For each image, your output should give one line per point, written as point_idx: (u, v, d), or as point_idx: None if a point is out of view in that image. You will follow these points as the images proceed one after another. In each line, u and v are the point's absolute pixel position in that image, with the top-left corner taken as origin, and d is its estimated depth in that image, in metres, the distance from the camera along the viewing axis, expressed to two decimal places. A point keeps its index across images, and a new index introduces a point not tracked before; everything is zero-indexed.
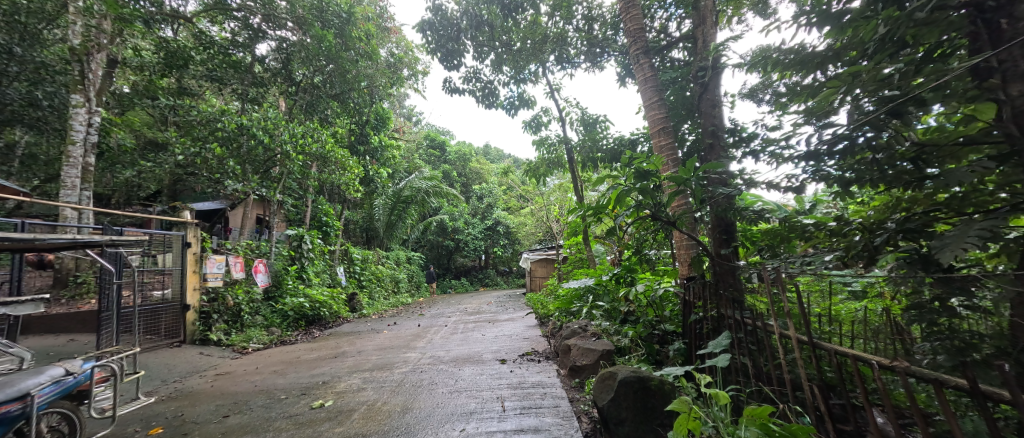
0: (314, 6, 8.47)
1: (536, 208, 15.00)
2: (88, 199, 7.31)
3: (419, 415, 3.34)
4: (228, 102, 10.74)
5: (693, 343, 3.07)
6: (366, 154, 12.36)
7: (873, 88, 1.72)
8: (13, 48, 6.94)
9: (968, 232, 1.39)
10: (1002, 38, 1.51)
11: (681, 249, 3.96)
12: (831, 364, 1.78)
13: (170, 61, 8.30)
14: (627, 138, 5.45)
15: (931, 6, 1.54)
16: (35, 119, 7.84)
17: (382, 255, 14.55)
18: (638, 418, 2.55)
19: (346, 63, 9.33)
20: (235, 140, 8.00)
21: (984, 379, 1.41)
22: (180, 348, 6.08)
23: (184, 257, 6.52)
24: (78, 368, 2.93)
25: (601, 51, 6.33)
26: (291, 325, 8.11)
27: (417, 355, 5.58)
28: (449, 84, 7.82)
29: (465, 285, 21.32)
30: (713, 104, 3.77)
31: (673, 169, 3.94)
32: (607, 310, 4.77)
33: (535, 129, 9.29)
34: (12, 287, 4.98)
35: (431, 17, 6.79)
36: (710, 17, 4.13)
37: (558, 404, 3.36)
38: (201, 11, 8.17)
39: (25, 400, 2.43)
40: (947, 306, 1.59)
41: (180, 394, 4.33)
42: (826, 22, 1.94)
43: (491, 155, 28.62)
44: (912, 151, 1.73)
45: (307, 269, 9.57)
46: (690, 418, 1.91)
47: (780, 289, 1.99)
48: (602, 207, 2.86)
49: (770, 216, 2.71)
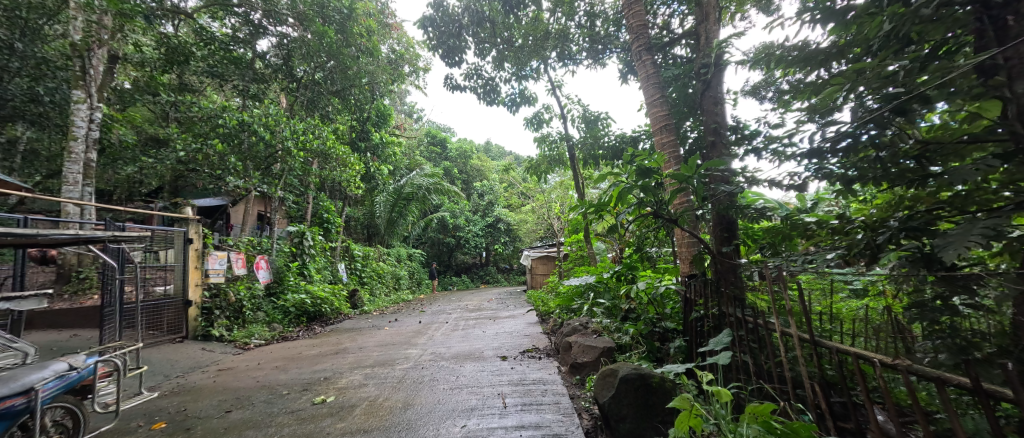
0: (315, 2, 8.44)
1: (536, 205, 15.00)
2: (89, 195, 7.35)
3: (420, 411, 3.35)
4: (229, 99, 10.72)
5: (693, 341, 3.08)
6: (367, 151, 12.38)
7: (876, 85, 1.70)
8: (14, 43, 7.01)
9: (973, 231, 1.38)
10: (1009, 34, 1.49)
11: (682, 247, 3.96)
12: (833, 362, 1.77)
13: (171, 57, 8.44)
14: (628, 135, 5.47)
15: (937, 4, 1.54)
16: (37, 115, 7.76)
17: (382, 252, 14.57)
18: (639, 415, 2.56)
19: (347, 59, 9.28)
20: (235, 137, 8.01)
21: (987, 378, 1.40)
22: (181, 344, 6.10)
23: (185, 253, 6.48)
24: (81, 363, 2.94)
25: (603, 48, 6.34)
26: (292, 321, 8.14)
27: (418, 351, 5.60)
28: (449, 81, 7.79)
29: (465, 283, 21.36)
30: (715, 101, 3.76)
31: (674, 167, 3.94)
32: (607, 307, 4.80)
33: (536, 126, 9.27)
34: (14, 283, 4.99)
35: (432, 14, 6.72)
36: (712, 14, 4.10)
37: (559, 400, 3.37)
38: (201, 7, 8.20)
39: (30, 395, 2.45)
40: (949, 305, 1.59)
41: (183, 389, 4.36)
42: (830, 18, 1.91)
43: (493, 152, 28.67)
44: (915, 149, 1.72)
45: (307, 266, 9.60)
46: (691, 415, 1.91)
47: (782, 286, 1.97)
48: (604, 205, 2.85)
49: (771, 214, 2.70)
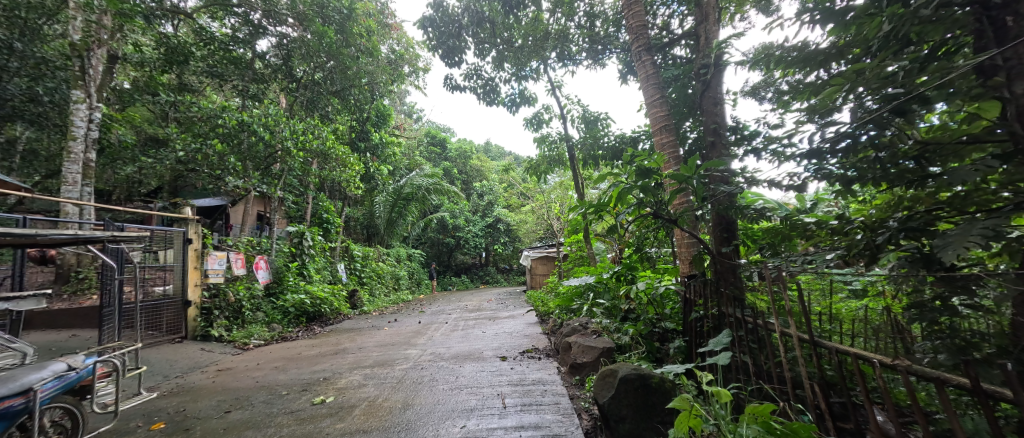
0: (315, 2, 8.43)
1: (536, 206, 15.02)
2: (89, 195, 7.36)
3: (419, 411, 3.35)
4: (229, 99, 10.71)
5: (693, 341, 3.08)
6: (366, 151, 12.40)
7: (876, 85, 1.71)
8: (12, 43, 6.97)
9: (972, 231, 1.38)
10: (1008, 35, 1.49)
11: (682, 247, 3.95)
12: (832, 362, 1.76)
13: (170, 57, 8.38)
14: (628, 135, 5.47)
15: (936, 4, 1.54)
16: (36, 115, 7.75)
17: (382, 252, 14.57)
18: (638, 415, 2.56)
19: (347, 59, 9.29)
20: (235, 137, 8.00)
21: (986, 378, 1.40)
22: (181, 344, 6.09)
23: (185, 253, 6.48)
24: (80, 363, 2.93)
25: (602, 48, 6.35)
26: (292, 321, 8.14)
27: (417, 352, 5.60)
28: (449, 82, 7.79)
29: (465, 283, 21.36)
30: (714, 102, 3.76)
31: (674, 167, 3.95)
32: (607, 308, 4.79)
33: (536, 126, 9.27)
34: (13, 283, 4.98)
35: (432, 14, 6.72)
36: (711, 14, 4.11)
37: (558, 401, 3.38)
38: (201, 7, 8.20)
39: (29, 395, 2.44)
40: (948, 305, 1.59)
41: (183, 389, 4.35)
42: (830, 19, 1.91)
43: (493, 152, 28.68)
44: (914, 149, 1.72)
45: (307, 266, 9.60)
46: (691, 415, 1.91)
47: (781, 286, 1.97)
48: (604, 205, 2.86)
49: (770, 214, 2.70)
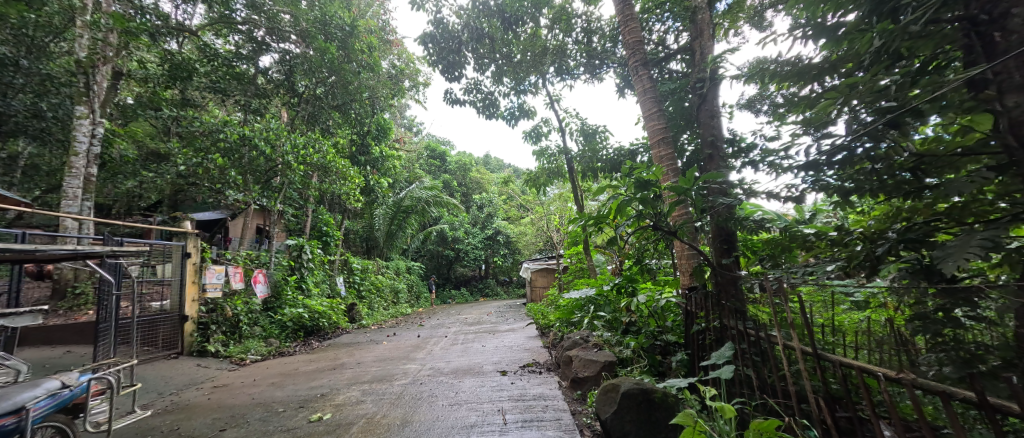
0: (318, 19, 8.56)
1: (536, 217, 15.07)
2: (89, 209, 7.39)
3: (419, 428, 3.30)
4: (230, 113, 10.79)
5: (695, 355, 3.06)
6: (367, 164, 12.53)
7: (869, 99, 1.75)
8: (19, 60, 6.93)
9: (971, 243, 1.38)
10: (996, 50, 1.52)
11: (682, 259, 3.89)
12: (837, 376, 1.73)
13: (174, 73, 8.26)
14: (627, 148, 5.52)
15: (925, 21, 1.58)
16: (39, 130, 7.82)
17: (381, 265, 14.54)
18: (641, 432, 2.53)
19: (348, 74, 9.44)
20: (236, 151, 8.06)
21: (992, 392, 1.39)
22: (176, 360, 6.00)
23: (183, 267, 6.46)
24: (74, 380, 2.91)
25: (601, 63, 6.46)
26: (290, 336, 8.08)
27: (417, 366, 5.54)
28: (449, 96, 7.89)
29: (465, 296, 21.27)
30: (712, 114, 3.79)
31: (673, 179, 3.96)
32: (608, 320, 4.76)
33: (535, 139, 9.34)
34: (10, 299, 4.95)
35: (432, 31, 6.89)
36: (706, 30, 4.17)
37: (560, 417, 3.33)
38: (206, 24, 8.40)
39: (20, 414, 2.40)
40: (951, 317, 1.58)
41: (178, 407, 4.29)
42: (821, 34, 1.97)
43: (492, 165, 28.92)
44: (911, 161, 1.74)
45: (306, 279, 9.56)
46: (695, 431, 1.88)
47: (783, 299, 1.93)
48: (603, 217, 2.86)
49: (769, 225, 2.71)
